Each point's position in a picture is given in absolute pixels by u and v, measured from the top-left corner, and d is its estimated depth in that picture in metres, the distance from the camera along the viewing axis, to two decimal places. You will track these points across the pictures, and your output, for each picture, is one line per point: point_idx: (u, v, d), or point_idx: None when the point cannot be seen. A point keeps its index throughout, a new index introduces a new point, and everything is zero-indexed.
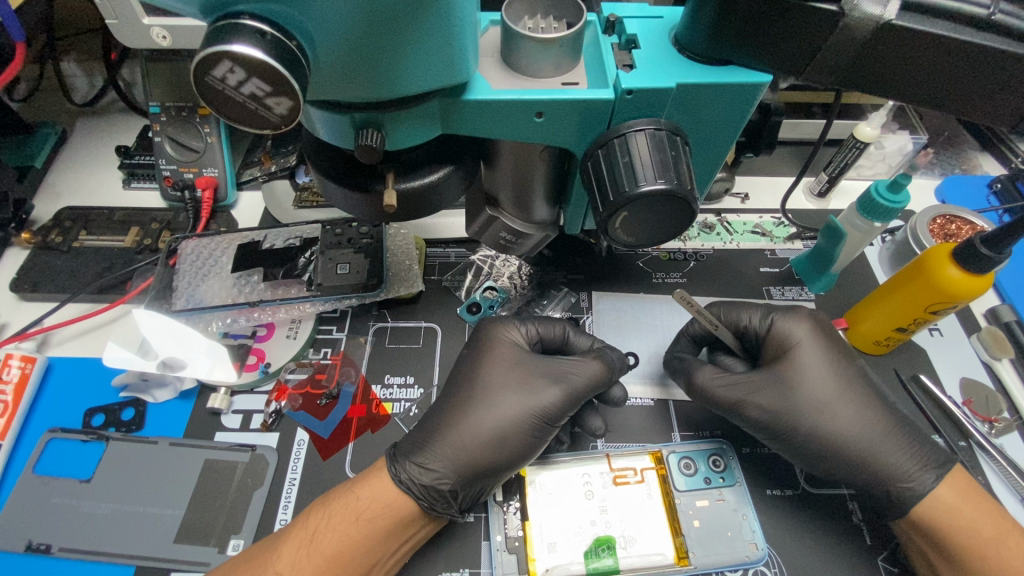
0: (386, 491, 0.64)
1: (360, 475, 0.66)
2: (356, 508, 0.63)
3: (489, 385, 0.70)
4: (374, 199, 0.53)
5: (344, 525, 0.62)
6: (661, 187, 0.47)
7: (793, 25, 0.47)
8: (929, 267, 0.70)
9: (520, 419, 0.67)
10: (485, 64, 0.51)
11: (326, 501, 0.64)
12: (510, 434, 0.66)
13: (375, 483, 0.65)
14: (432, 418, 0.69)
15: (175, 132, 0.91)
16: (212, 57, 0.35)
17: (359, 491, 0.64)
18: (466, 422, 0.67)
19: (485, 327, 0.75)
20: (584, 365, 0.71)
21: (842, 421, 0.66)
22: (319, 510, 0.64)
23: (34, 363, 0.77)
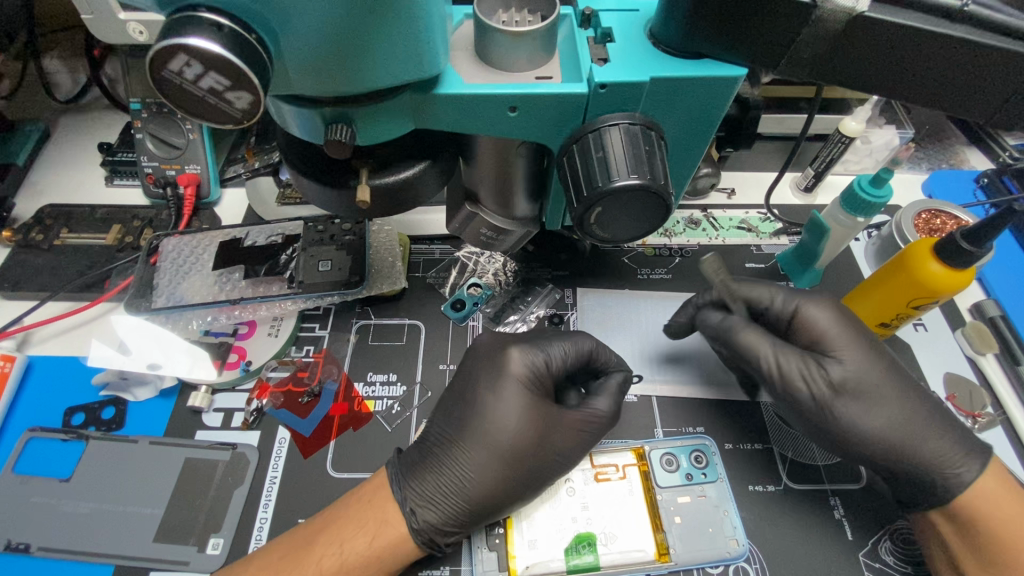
0: (405, 542, 0.61)
1: (371, 518, 0.62)
2: (374, 558, 0.60)
3: (504, 432, 0.65)
4: (348, 195, 0.53)
5: (362, 574, 0.60)
6: (635, 183, 0.47)
7: (766, 18, 0.47)
8: (910, 262, 0.69)
9: (533, 470, 0.65)
10: (458, 58, 0.51)
11: (337, 545, 0.60)
12: (522, 486, 0.64)
13: (393, 532, 0.61)
14: (438, 458, 0.65)
15: (156, 129, 0.90)
16: (168, 51, 0.34)
17: (375, 539, 0.61)
18: (480, 472, 0.64)
19: (496, 354, 0.70)
20: (601, 414, 0.68)
21: (872, 417, 0.63)
22: (331, 553, 0.60)
23: (13, 363, 0.76)
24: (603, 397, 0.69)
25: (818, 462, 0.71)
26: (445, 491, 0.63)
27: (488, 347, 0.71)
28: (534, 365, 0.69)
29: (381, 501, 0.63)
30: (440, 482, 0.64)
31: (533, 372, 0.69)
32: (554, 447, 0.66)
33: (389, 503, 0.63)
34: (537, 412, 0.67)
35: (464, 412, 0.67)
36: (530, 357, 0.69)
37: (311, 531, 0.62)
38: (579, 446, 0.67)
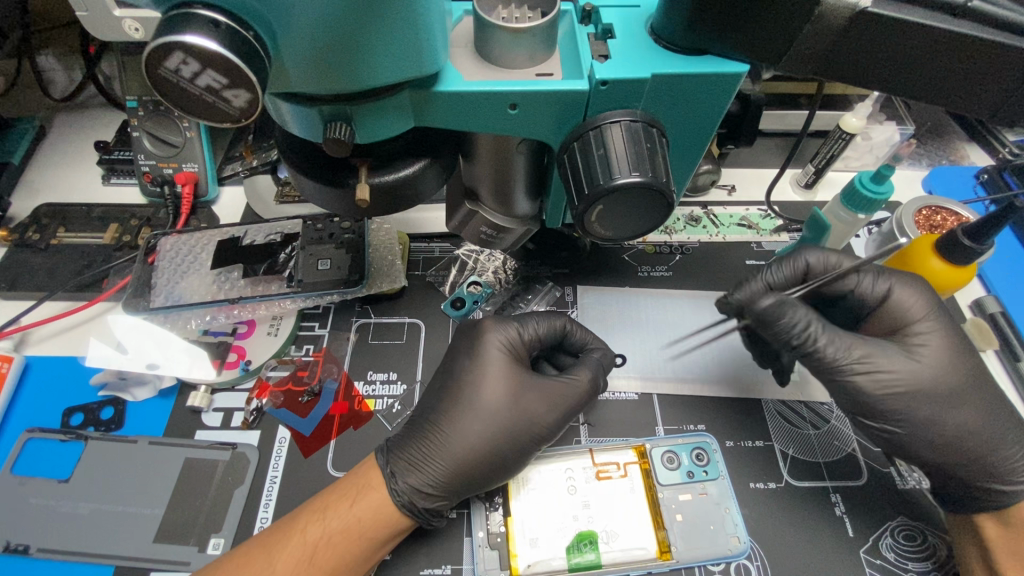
0: (385, 507, 0.62)
1: (353, 484, 0.64)
2: (354, 523, 0.61)
3: (483, 398, 0.67)
4: (347, 194, 0.53)
5: (343, 541, 0.60)
6: (636, 180, 0.46)
7: (768, 14, 0.46)
8: (912, 259, 0.70)
9: (513, 435, 0.66)
10: (458, 55, 0.50)
11: (321, 513, 0.62)
12: (503, 451, 0.65)
13: (374, 497, 0.63)
14: (421, 426, 0.67)
15: (153, 127, 0.90)
16: (164, 48, 0.34)
17: (355, 504, 0.62)
18: (459, 435, 0.66)
19: (474, 328, 0.72)
20: (579, 383, 0.70)
21: (928, 427, 0.63)
22: (315, 522, 0.61)
23: (11, 363, 0.76)
24: (583, 368, 0.71)
25: (820, 459, 0.71)
26: (426, 455, 0.65)
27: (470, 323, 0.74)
28: (510, 337, 0.71)
29: (364, 469, 0.65)
30: (422, 448, 0.66)
31: (511, 343, 0.71)
32: (535, 415, 0.67)
33: (372, 469, 0.65)
34: (513, 378, 0.69)
35: (445, 384, 0.70)
36: (505, 329, 0.71)
37: (303, 507, 0.64)
38: (556, 413, 0.68)
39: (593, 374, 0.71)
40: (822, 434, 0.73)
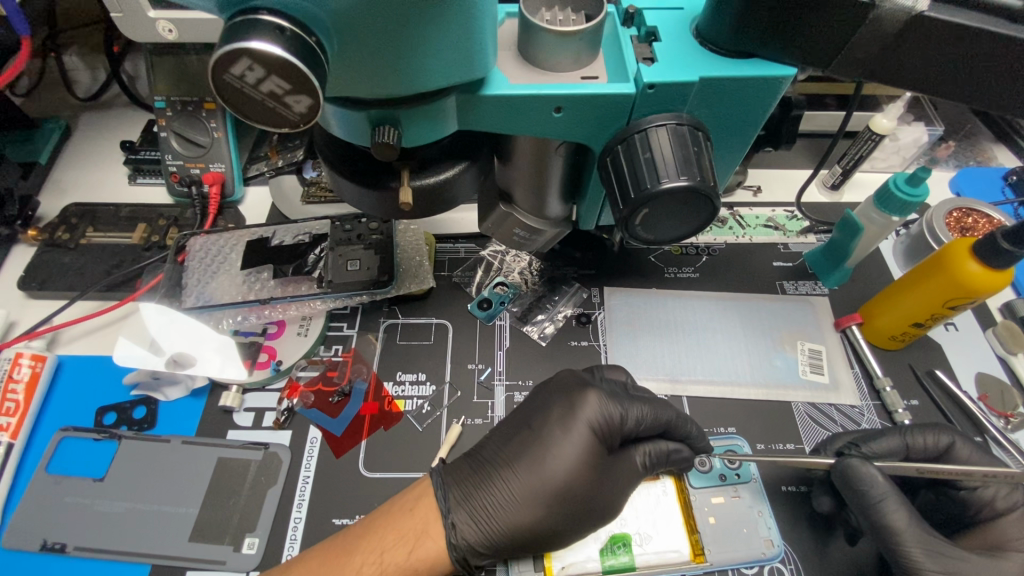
0: (440, 557, 0.61)
1: (412, 529, 0.62)
2: (408, 571, 0.60)
3: (561, 469, 0.64)
4: (389, 196, 0.53)
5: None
6: (684, 184, 0.46)
7: (823, 18, 0.45)
8: (948, 262, 0.69)
9: (575, 512, 0.63)
10: (502, 58, 0.50)
11: (376, 554, 0.61)
12: (558, 528, 0.63)
13: (431, 545, 0.62)
14: (490, 477, 0.64)
15: (181, 127, 0.90)
16: (231, 55, 0.34)
17: (412, 552, 0.61)
18: (525, 500, 0.63)
19: (571, 392, 0.67)
20: (637, 467, 0.67)
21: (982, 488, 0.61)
22: (371, 562, 0.60)
23: (44, 362, 0.76)
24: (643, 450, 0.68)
25: None
26: (490, 509, 0.63)
27: (567, 384, 0.69)
28: (608, 419, 0.66)
29: (422, 509, 0.63)
30: (487, 499, 0.63)
31: (606, 421, 0.66)
32: (606, 494, 0.64)
33: (434, 514, 0.63)
34: (594, 456, 0.65)
35: (525, 439, 0.66)
36: (607, 407, 0.66)
37: (355, 536, 0.62)
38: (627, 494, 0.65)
39: (648, 454, 0.68)
40: None
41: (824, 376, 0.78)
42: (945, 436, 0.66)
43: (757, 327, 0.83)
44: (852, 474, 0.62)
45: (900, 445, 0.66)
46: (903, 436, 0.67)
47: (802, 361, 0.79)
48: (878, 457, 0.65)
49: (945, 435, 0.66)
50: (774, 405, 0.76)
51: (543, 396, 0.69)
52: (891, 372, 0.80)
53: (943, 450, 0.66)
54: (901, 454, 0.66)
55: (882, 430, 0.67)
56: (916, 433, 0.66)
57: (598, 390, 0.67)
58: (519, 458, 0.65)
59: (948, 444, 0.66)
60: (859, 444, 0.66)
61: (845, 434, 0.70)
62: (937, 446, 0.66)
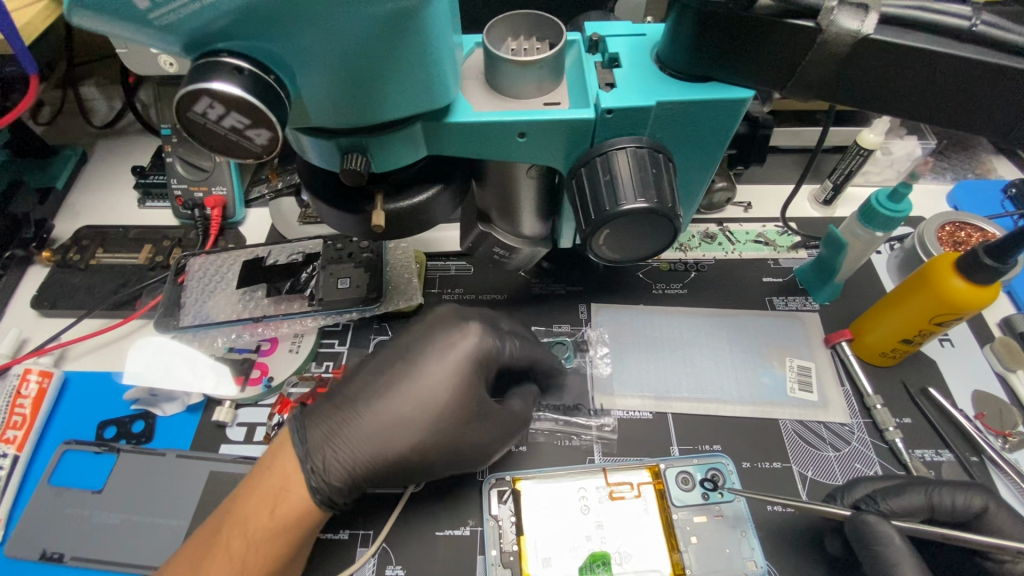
0: (309, 503, 0.60)
1: (271, 490, 0.60)
2: (278, 529, 0.58)
3: (431, 389, 0.64)
4: (365, 219, 0.55)
5: (270, 546, 0.58)
6: (642, 206, 0.47)
7: (772, 43, 0.46)
8: (933, 278, 0.68)
9: (454, 425, 0.65)
10: (469, 86, 0.52)
11: (241, 525, 0.59)
12: (432, 442, 0.64)
13: (294, 497, 0.59)
14: (352, 410, 0.64)
15: (186, 153, 0.95)
16: (191, 95, 0.37)
17: (275, 511, 0.59)
18: (392, 427, 0.63)
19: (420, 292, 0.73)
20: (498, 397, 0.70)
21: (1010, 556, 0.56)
22: (237, 534, 0.58)
23: (51, 378, 0.80)
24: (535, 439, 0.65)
25: (840, 481, 0.71)
26: (345, 441, 0.62)
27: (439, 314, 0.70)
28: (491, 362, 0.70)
29: (276, 467, 0.61)
30: (348, 428, 0.63)
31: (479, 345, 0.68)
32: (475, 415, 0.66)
33: (293, 466, 0.61)
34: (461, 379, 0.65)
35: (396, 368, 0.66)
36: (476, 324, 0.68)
37: (220, 514, 0.60)
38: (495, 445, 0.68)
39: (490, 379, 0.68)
40: (843, 456, 0.73)
41: (813, 393, 0.77)
42: (978, 499, 0.60)
43: (744, 342, 0.82)
44: (867, 532, 0.58)
45: (924, 503, 0.61)
46: (928, 492, 0.61)
47: (790, 378, 0.79)
48: (897, 516, 0.60)
49: (979, 497, 0.60)
50: (761, 422, 0.76)
51: None
52: (882, 388, 0.78)
53: (976, 513, 0.60)
54: (925, 514, 0.61)
55: (905, 484, 0.62)
56: (944, 492, 0.60)
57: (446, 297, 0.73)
58: (381, 371, 0.66)
59: (982, 507, 0.60)
60: (877, 500, 0.62)
61: (869, 482, 0.66)
62: (968, 510, 0.60)
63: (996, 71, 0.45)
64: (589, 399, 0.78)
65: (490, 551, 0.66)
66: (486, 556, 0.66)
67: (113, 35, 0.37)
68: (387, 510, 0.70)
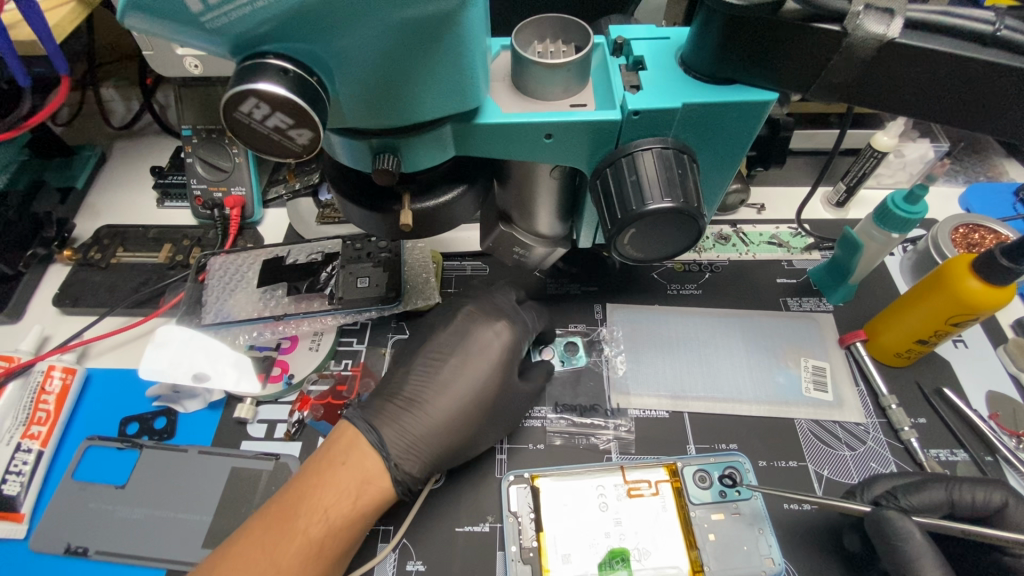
0: (385, 493, 0.65)
1: (352, 481, 0.64)
2: (356, 517, 0.63)
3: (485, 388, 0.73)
4: (391, 218, 0.55)
5: (346, 534, 0.63)
6: (668, 206, 0.48)
7: (797, 46, 0.47)
8: (949, 279, 0.69)
9: (505, 419, 0.73)
10: (496, 88, 0.53)
11: (321, 513, 0.62)
12: (487, 434, 0.72)
13: (375, 489, 0.65)
14: (419, 409, 0.71)
15: (206, 154, 0.97)
16: (239, 95, 0.38)
17: (357, 500, 0.63)
18: (454, 419, 0.71)
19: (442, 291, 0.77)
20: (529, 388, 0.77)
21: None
22: (316, 521, 0.62)
23: (74, 375, 0.81)
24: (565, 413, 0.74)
25: (856, 480, 0.72)
26: (417, 440, 0.69)
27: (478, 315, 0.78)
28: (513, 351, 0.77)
29: (356, 460, 0.66)
30: (418, 428, 0.70)
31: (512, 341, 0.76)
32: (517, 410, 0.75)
33: (372, 459, 0.66)
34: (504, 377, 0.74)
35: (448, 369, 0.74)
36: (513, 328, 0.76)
37: (292, 502, 0.63)
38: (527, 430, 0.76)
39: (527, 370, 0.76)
40: (858, 455, 0.74)
41: (828, 393, 0.78)
42: (998, 495, 0.61)
43: (759, 342, 0.83)
44: (888, 527, 0.59)
45: (945, 499, 0.62)
46: (948, 488, 0.62)
47: (806, 377, 0.79)
48: (918, 511, 0.61)
49: (998, 492, 0.61)
50: (776, 422, 0.76)
51: (480, 347, 0.75)
52: (897, 389, 0.79)
53: (996, 508, 0.61)
54: (945, 510, 0.62)
55: (925, 480, 0.63)
56: (964, 488, 0.61)
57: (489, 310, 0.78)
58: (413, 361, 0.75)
59: (1001, 503, 0.61)
60: (898, 495, 0.63)
61: (889, 478, 0.66)
62: (987, 504, 0.61)
63: (1019, 75, 0.46)
64: (606, 398, 0.79)
65: (510, 547, 0.67)
66: (505, 553, 0.66)
67: (161, 36, 0.38)
68: (406, 506, 0.71)
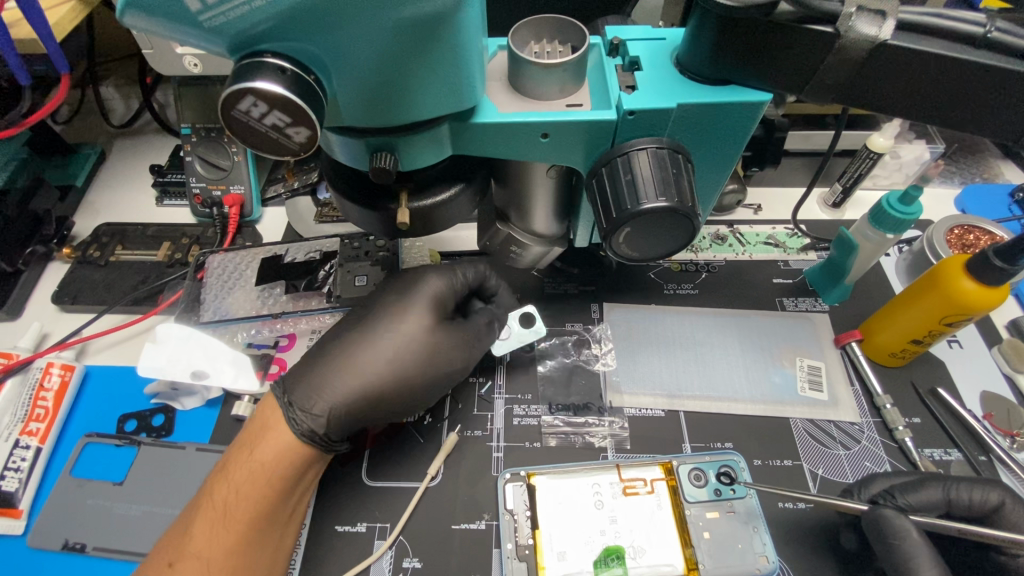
0: (287, 441, 0.64)
1: (252, 438, 0.65)
2: (258, 468, 0.63)
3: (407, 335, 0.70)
4: (388, 217, 0.56)
5: (254, 486, 0.62)
6: (663, 205, 0.48)
7: (791, 48, 0.48)
8: (942, 279, 0.69)
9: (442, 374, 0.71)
10: (493, 88, 0.54)
11: (227, 475, 0.64)
12: (416, 386, 0.70)
13: (272, 440, 0.64)
14: (331, 355, 0.69)
15: (204, 152, 0.97)
16: (238, 93, 0.38)
17: (254, 454, 0.64)
18: (376, 364, 0.68)
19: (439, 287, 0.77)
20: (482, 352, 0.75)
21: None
22: (222, 483, 0.63)
23: (73, 372, 0.81)
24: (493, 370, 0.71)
25: (851, 479, 0.72)
26: (324, 389, 0.66)
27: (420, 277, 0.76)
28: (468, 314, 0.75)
29: (261, 417, 0.67)
30: (327, 378, 0.67)
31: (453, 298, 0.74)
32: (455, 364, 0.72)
33: (275, 409, 0.67)
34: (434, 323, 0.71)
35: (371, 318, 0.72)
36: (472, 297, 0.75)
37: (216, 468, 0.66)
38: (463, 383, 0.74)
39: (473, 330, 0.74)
40: (853, 454, 0.74)
41: (823, 392, 0.79)
42: (994, 493, 0.61)
43: (755, 342, 0.83)
44: (885, 525, 0.59)
45: (941, 498, 0.62)
46: (945, 488, 0.63)
47: (801, 377, 0.80)
48: (915, 510, 0.62)
49: (995, 492, 0.61)
50: (771, 421, 0.77)
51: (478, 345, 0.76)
52: (892, 389, 0.79)
53: (992, 508, 0.61)
54: (941, 509, 0.62)
55: (923, 479, 0.64)
56: (961, 488, 0.62)
57: (436, 270, 0.75)
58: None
59: (998, 503, 0.61)
60: (895, 495, 0.63)
61: (887, 477, 0.67)
62: (984, 504, 0.61)
63: (1009, 77, 0.47)
64: (601, 396, 0.79)
65: (506, 544, 0.67)
66: (501, 550, 0.67)
67: (161, 35, 0.38)
68: (403, 503, 0.71)
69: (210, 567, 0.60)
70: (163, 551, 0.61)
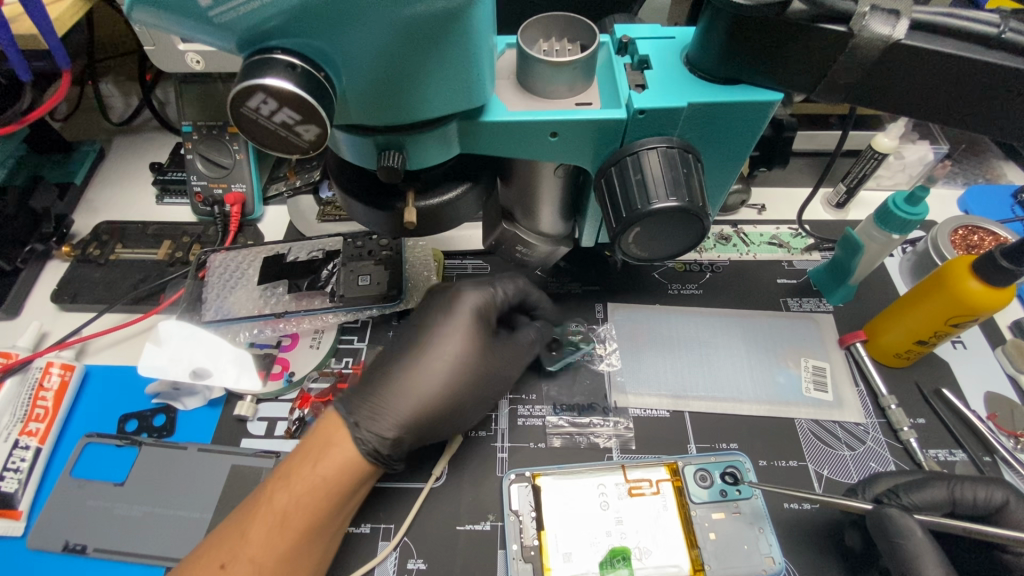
0: (350, 459, 0.63)
1: (315, 447, 0.65)
2: (318, 483, 0.62)
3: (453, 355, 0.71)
4: (395, 216, 0.55)
5: (312, 499, 0.62)
6: (673, 205, 0.48)
7: (803, 47, 0.47)
8: (949, 280, 0.69)
9: (487, 391, 0.71)
10: (501, 86, 0.53)
11: (285, 481, 0.63)
12: (470, 407, 0.70)
13: (336, 453, 0.64)
14: (388, 373, 0.68)
15: (206, 150, 0.96)
16: (247, 90, 0.38)
17: (318, 464, 0.63)
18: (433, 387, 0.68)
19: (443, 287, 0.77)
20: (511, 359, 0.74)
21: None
22: (280, 490, 0.63)
23: (73, 371, 0.81)
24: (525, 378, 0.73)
25: (855, 479, 0.72)
26: (390, 411, 0.66)
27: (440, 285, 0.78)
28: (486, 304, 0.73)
29: (326, 428, 0.66)
30: (393, 402, 0.66)
31: (467, 300, 0.72)
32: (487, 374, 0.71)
33: (339, 425, 0.66)
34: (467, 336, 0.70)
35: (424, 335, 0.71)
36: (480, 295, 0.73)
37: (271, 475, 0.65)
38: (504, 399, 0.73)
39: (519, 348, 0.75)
40: (858, 455, 0.74)
41: (828, 393, 0.78)
42: (999, 492, 0.61)
43: (760, 342, 0.83)
44: (890, 525, 0.59)
45: (947, 497, 0.62)
46: (950, 487, 0.62)
47: (806, 378, 0.80)
48: (920, 510, 0.62)
49: (1000, 491, 0.61)
50: (776, 422, 0.77)
51: None
52: (897, 390, 0.79)
53: (997, 507, 0.61)
54: (947, 508, 0.62)
55: (928, 478, 0.64)
56: (966, 486, 0.62)
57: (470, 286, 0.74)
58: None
59: (1003, 501, 0.61)
60: (900, 494, 0.63)
61: (892, 477, 0.67)
62: (989, 503, 0.61)
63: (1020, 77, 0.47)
64: (606, 397, 0.79)
65: (512, 545, 0.67)
66: (507, 551, 0.67)
67: (168, 30, 0.38)
68: (406, 504, 0.70)
69: (261, 570, 0.60)
70: (210, 550, 0.61)
